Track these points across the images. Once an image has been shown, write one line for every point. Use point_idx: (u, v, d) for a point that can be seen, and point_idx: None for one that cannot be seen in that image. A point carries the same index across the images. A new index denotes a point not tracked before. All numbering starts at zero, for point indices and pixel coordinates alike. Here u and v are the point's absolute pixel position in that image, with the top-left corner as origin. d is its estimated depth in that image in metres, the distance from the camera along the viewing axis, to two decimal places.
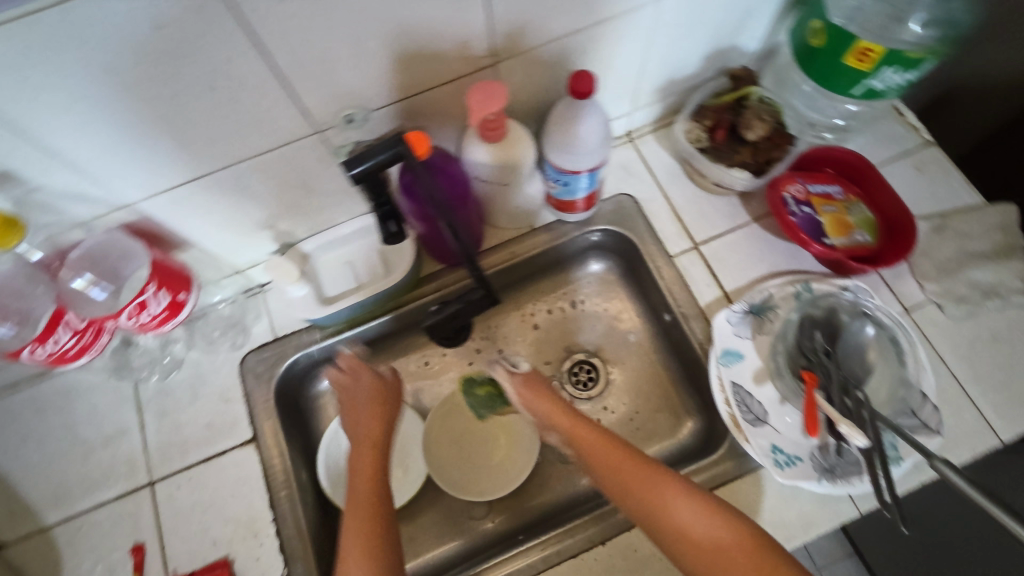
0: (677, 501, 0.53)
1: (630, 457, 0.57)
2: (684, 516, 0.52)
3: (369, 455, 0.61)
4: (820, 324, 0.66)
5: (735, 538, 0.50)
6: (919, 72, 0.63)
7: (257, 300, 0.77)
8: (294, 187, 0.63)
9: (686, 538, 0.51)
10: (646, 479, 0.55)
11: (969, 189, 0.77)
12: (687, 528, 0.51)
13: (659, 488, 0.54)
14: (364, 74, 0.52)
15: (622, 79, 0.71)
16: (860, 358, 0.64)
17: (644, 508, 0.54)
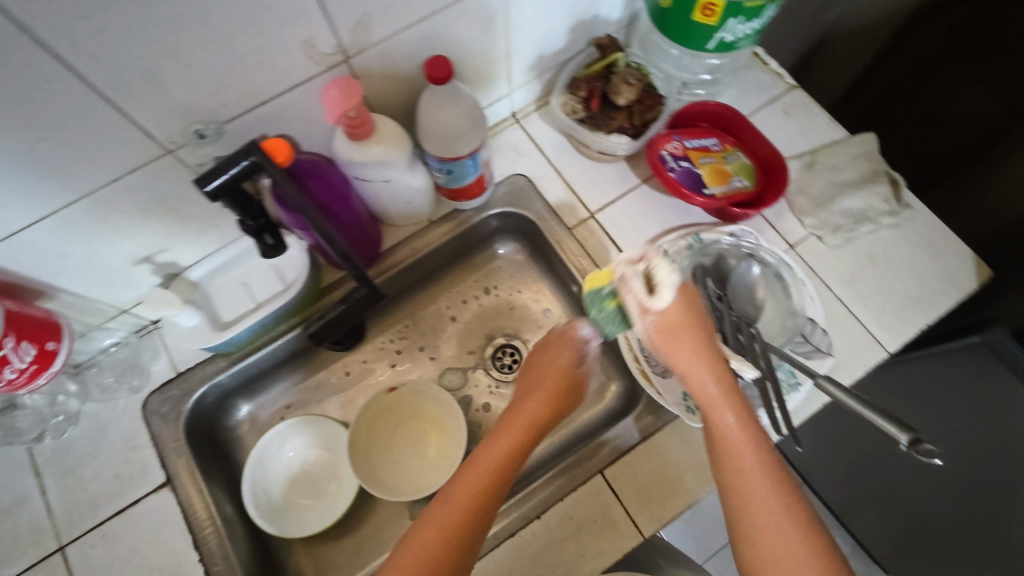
0: (779, 508, 0.46)
1: (736, 427, 0.50)
2: (790, 526, 0.45)
3: (495, 467, 0.57)
4: (712, 272, 0.70)
5: None
6: (761, 20, 0.67)
7: (152, 338, 0.74)
8: (161, 214, 0.60)
9: (762, 546, 0.45)
10: (741, 469, 0.48)
11: (833, 125, 0.82)
12: (781, 541, 0.45)
13: (744, 480, 0.48)
14: (204, 85, 0.50)
15: (491, 61, 0.71)
16: (749, 296, 0.70)
17: (742, 502, 0.48)
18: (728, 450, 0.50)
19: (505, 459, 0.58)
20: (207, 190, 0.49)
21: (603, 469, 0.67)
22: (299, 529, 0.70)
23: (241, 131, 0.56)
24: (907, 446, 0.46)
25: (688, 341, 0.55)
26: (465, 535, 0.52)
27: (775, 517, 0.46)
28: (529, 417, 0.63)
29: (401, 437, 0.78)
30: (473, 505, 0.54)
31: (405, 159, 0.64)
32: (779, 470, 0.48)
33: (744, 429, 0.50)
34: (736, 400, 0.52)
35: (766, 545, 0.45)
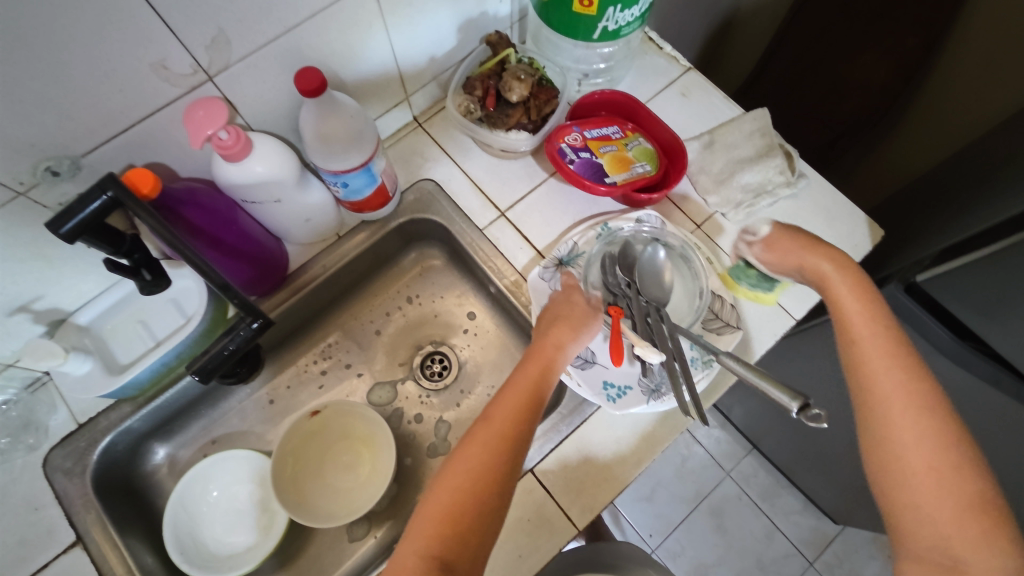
0: (919, 414, 0.49)
1: (854, 302, 0.57)
2: (927, 434, 0.48)
3: (505, 428, 0.52)
4: (620, 259, 0.71)
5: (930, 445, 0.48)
6: (639, 7, 0.68)
7: (47, 391, 0.69)
8: (28, 258, 0.56)
9: (900, 448, 0.49)
10: (868, 337, 0.54)
11: (728, 103, 0.84)
12: (916, 443, 0.48)
13: (859, 348, 0.54)
14: (46, 118, 0.46)
15: (378, 67, 0.69)
16: (658, 280, 0.69)
17: (879, 403, 0.51)
18: (843, 316, 0.57)
19: (516, 415, 0.53)
20: (61, 233, 0.45)
21: (533, 466, 0.66)
22: (230, 569, 0.67)
23: (101, 163, 0.53)
24: (796, 413, 0.48)
25: (803, 258, 0.62)
26: (485, 498, 0.48)
27: (918, 422, 0.49)
28: (539, 370, 0.58)
29: (332, 459, 0.76)
30: (489, 468, 0.49)
31: (293, 175, 0.62)
32: (924, 382, 0.51)
33: (883, 335, 0.54)
34: (877, 312, 0.56)
35: (901, 443, 0.49)
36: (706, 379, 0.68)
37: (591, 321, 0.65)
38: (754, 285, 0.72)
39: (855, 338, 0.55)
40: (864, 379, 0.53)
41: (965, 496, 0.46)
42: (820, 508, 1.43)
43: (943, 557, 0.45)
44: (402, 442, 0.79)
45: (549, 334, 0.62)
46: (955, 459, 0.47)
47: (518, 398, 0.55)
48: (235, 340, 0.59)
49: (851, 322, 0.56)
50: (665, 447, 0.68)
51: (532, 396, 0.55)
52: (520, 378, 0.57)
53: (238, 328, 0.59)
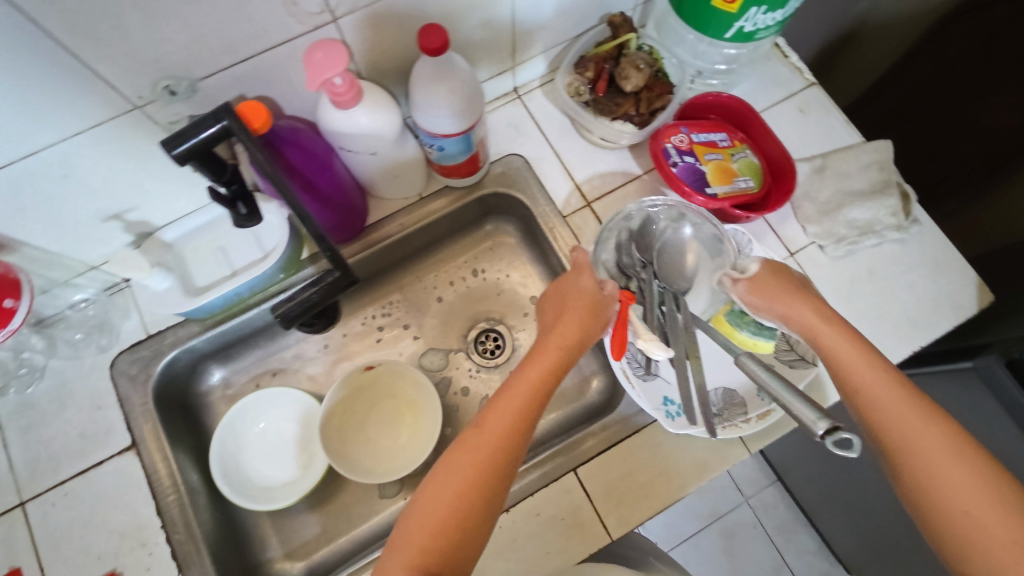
0: (947, 458, 0.42)
1: (849, 349, 0.50)
2: (964, 480, 0.41)
3: (499, 434, 0.48)
4: (637, 243, 0.69)
5: (982, 484, 0.40)
6: (785, 11, 0.62)
7: (123, 296, 0.71)
8: (131, 171, 0.57)
9: (943, 502, 0.41)
10: (872, 381, 0.47)
11: (848, 128, 0.79)
12: (957, 495, 0.40)
13: (865, 395, 0.47)
14: (173, 36, 0.46)
15: (494, 31, 0.67)
16: (677, 263, 0.68)
17: (899, 454, 0.44)
18: (838, 363, 0.50)
19: (514, 418, 0.49)
20: (174, 155, 0.45)
21: (577, 467, 0.66)
22: (265, 500, 0.69)
23: (216, 89, 0.53)
24: (823, 435, 0.41)
25: (794, 306, 0.56)
26: (477, 506, 0.45)
27: (950, 469, 0.41)
28: (541, 365, 0.54)
29: (376, 415, 0.77)
30: (482, 477, 0.46)
31: (394, 128, 0.60)
32: (945, 421, 0.44)
33: (878, 368, 0.48)
34: (862, 346, 0.50)
35: (938, 498, 0.41)
36: (773, 414, 0.63)
37: (602, 309, 0.59)
38: (754, 332, 0.66)
39: (856, 389, 0.48)
40: (880, 424, 0.45)
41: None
42: (834, 554, 1.39)
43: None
44: (445, 412, 0.79)
45: (558, 324, 0.58)
46: (1004, 508, 0.39)
47: (518, 399, 0.50)
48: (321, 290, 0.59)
49: (840, 356, 0.50)
50: (714, 475, 0.66)
51: (534, 396, 0.51)
52: (520, 375, 0.53)
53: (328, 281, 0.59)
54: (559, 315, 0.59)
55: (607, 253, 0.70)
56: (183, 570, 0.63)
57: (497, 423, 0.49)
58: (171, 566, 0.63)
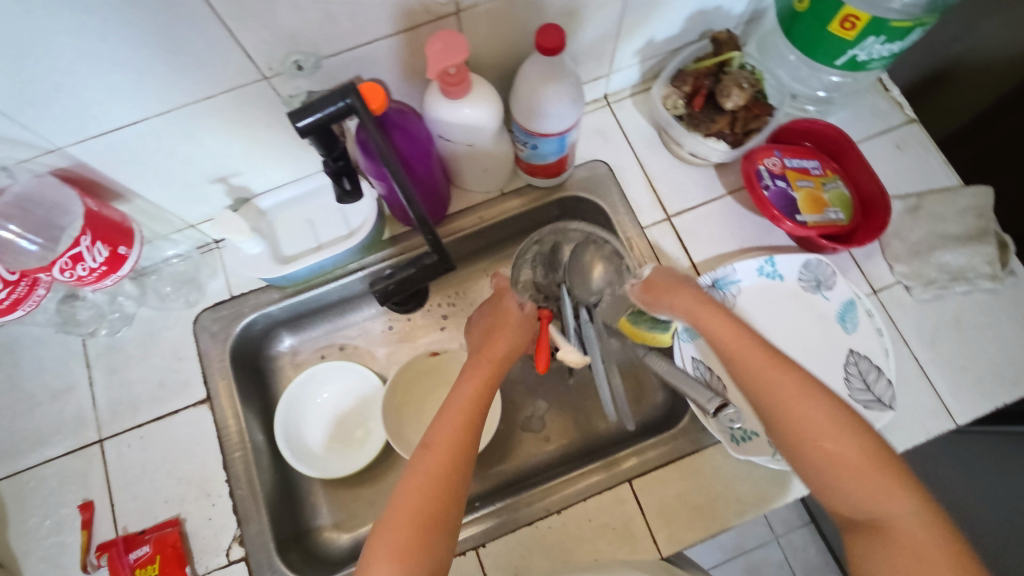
0: (807, 398, 0.49)
1: (723, 326, 0.56)
2: (821, 416, 0.48)
3: (448, 443, 0.50)
4: (554, 267, 0.70)
5: (838, 423, 0.48)
6: (904, 43, 0.61)
7: (212, 257, 0.74)
8: (245, 137, 0.59)
9: (807, 437, 0.48)
10: (747, 352, 0.53)
11: (947, 170, 0.76)
12: (817, 430, 0.48)
13: (742, 362, 0.53)
14: (311, 14, 0.48)
15: (598, 36, 0.67)
16: (586, 276, 0.68)
17: (772, 409, 0.50)
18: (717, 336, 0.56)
19: (461, 426, 0.51)
20: (299, 126, 0.48)
21: (632, 478, 0.66)
22: (321, 469, 0.71)
23: (338, 68, 0.55)
24: (716, 412, 0.52)
25: (676, 292, 0.61)
26: (441, 510, 0.47)
27: (809, 408, 0.49)
28: (479, 382, 0.56)
29: (433, 402, 0.78)
30: (442, 483, 0.48)
31: (493, 122, 0.61)
32: (799, 370, 0.51)
33: (741, 330, 0.55)
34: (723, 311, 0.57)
35: (808, 440, 0.48)
36: None
37: (523, 327, 0.63)
38: (652, 326, 0.70)
39: (731, 357, 0.54)
40: (751, 378, 0.52)
41: (873, 463, 0.46)
42: None
43: (895, 540, 0.43)
44: None
45: (488, 347, 0.60)
46: (852, 432, 0.47)
47: (464, 409, 0.53)
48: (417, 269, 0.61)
49: (712, 324, 0.57)
50: (773, 506, 0.64)
51: (473, 409, 0.53)
52: (458, 393, 0.55)
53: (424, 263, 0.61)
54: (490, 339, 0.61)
55: (524, 276, 0.71)
56: (242, 525, 0.65)
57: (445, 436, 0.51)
58: (231, 519, 0.65)
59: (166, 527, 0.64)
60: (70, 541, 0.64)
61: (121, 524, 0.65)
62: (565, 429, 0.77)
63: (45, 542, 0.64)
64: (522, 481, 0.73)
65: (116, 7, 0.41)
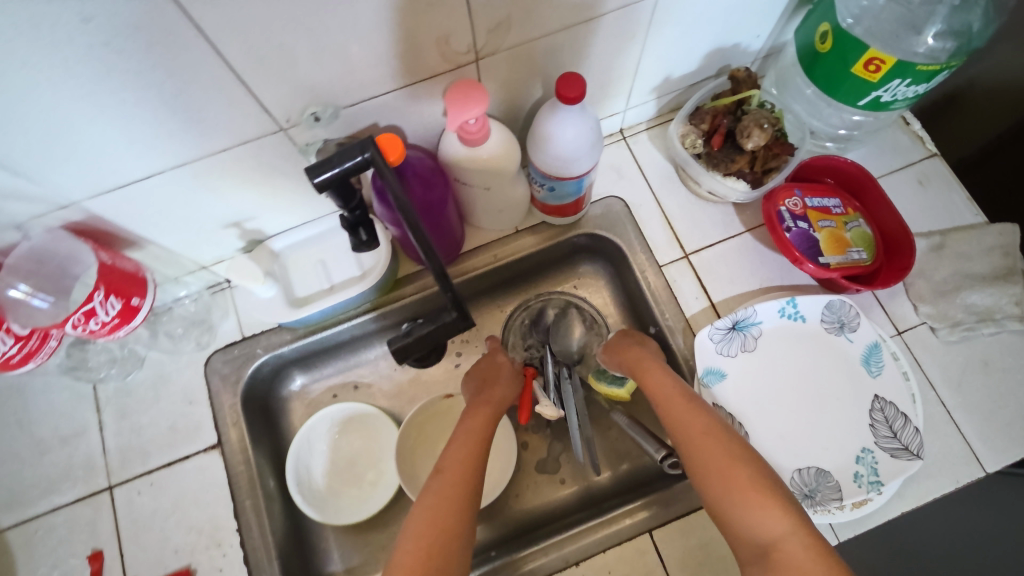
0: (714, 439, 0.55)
1: (657, 377, 0.63)
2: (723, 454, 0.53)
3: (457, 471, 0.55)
4: (536, 328, 0.80)
5: (733, 456, 0.53)
6: (929, 85, 0.59)
7: (224, 297, 0.73)
8: (260, 184, 0.58)
9: (706, 469, 0.53)
10: (673, 403, 0.60)
11: (971, 206, 0.75)
12: (713, 462, 0.53)
13: (666, 409, 0.60)
14: (332, 67, 0.47)
15: (616, 76, 0.66)
16: (569, 337, 0.79)
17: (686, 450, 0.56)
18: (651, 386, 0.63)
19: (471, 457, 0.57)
20: (318, 181, 0.46)
21: (652, 529, 0.64)
22: (333, 515, 0.70)
23: (355, 117, 0.54)
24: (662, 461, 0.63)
25: (625, 349, 0.68)
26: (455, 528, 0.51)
27: (714, 447, 0.54)
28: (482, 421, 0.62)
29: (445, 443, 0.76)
30: (453, 503, 0.53)
31: (510, 168, 0.60)
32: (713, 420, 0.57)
33: (668, 381, 0.62)
34: (660, 367, 0.64)
35: (706, 474, 0.53)
36: (871, 503, 0.61)
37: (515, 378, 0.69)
38: (612, 381, 0.75)
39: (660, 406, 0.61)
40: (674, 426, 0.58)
41: (762, 489, 0.50)
42: None
43: (786, 563, 0.46)
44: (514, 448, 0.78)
45: (487, 391, 0.66)
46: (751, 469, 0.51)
47: (470, 443, 0.59)
48: (433, 326, 0.54)
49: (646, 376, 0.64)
50: None
51: (481, 444, 0.59)
52: (465, 429, 0.61)
53: (442, 320, 0.54)
54: (487, 384, 0.68)
55: (513, 335, 0.80)
56: None
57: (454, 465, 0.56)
58: (242, 570, 0.64)
59: None
60: None
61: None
62: (578, 474, 0.74)
63: None
64: (537, 527, 0.71)
65: (134, 70, 0.41)
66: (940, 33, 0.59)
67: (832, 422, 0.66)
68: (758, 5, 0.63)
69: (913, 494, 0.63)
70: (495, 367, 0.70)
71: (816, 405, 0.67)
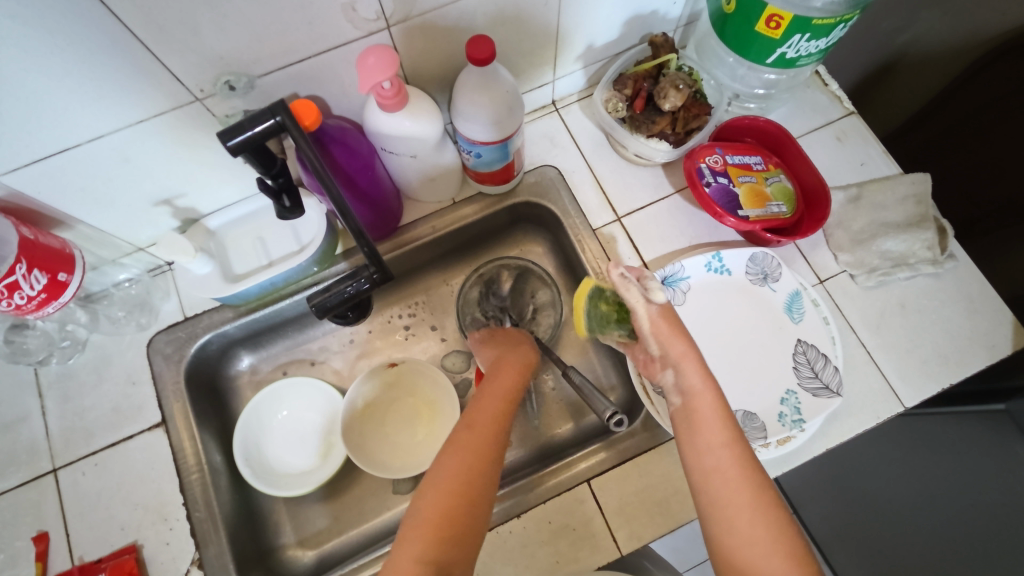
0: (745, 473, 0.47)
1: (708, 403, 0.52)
2: (748, 500, 0.46)
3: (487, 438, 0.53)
4: (491, 297, 0.80)
5: (769, 521, 0.45)
6: (829, 39, 0.62)
7: (165, 279, 0.74)
8: (185, 159, 0.59)
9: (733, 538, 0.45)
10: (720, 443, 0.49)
11: (887, 159, 0.78)
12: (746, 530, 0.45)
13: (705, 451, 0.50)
14: (239, 35, 0.48)
15: (538, 44, 0.69)
16: (521, 303, 0.80)
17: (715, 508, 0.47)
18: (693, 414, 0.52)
19: (496, 418, 0.56)
20: (229, 145, 0.47)
21: (590, 478, 0.67)
22: (282, 487, 0.71)
23: (272, 86, 0.55)
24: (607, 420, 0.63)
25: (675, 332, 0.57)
26: (473, 503, 0.49)
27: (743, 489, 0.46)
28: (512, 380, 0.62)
29: (394, 413, 0.77)
30: (473, 468, 0.50)
31: (434, 134, 0.62)
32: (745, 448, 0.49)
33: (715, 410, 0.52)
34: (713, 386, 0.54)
35: (735, 538, 0.45)
36: (794, 440, 0.64)
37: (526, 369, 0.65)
38: (592, 317, 0.67)
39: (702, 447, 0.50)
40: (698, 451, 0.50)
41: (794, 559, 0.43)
42: None
43: None
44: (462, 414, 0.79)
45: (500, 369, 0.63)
46: (778, 525, 0.44)
47: (497, 405, 0.57)
48: (356, 285, 0.59)
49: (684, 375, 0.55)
50: None
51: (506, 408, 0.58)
52: (497, 388, 0.59)
53: (363, 275, 0.60)
54: (504, 349, 0.68)
55: (470, 303, 0.80)
56: (200, 548, 0.64)
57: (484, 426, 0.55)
58: (189, 543, 0.65)
59: (123, 554, 0.64)
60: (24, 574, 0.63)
61: (76, 554, 0.64)
62: (526, 435, 0.76)
63: None
64: None
65: (31, 38, 0.41)
66: None
67: (758, 367, 0.69)
68: None
69: (836, 432, 0.67)
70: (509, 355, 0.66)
71: (744, 352, 0.70)
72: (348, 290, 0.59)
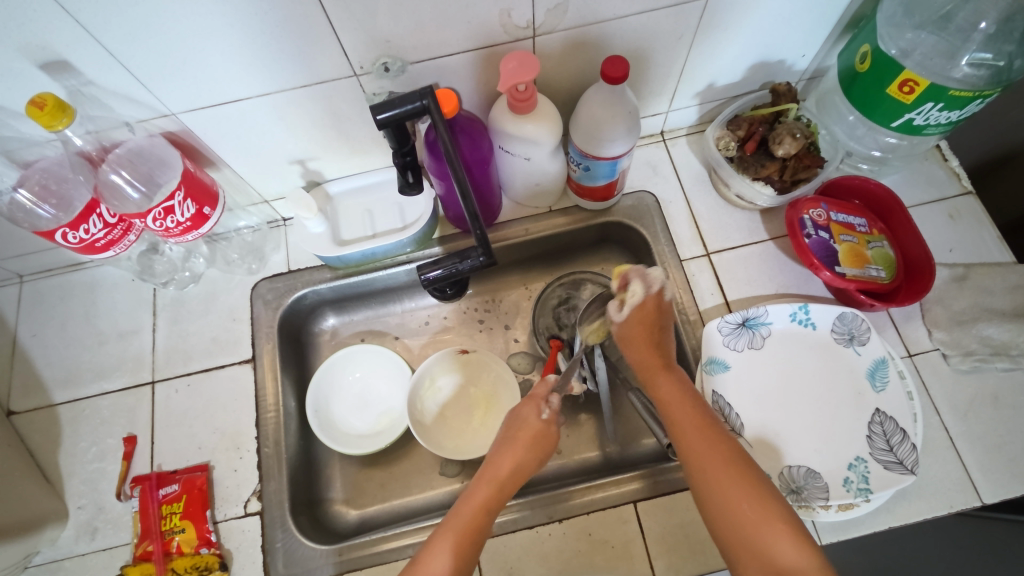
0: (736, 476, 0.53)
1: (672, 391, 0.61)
2: (731, 476, 0.53)
3: (488, 492, 0.58)
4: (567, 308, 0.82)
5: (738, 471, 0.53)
6: (962, 112, 0.62)
7: (278, 233, 0.81)
8: (327, 127, 0.66)
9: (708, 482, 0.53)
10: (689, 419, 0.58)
11: (1001, 245, 0.75)
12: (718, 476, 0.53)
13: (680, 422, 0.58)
14: (405, 22, 0.54)
15: (662, 76, 0.72)
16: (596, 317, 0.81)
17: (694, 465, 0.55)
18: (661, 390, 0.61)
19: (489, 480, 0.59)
20: (378, 118, 0.52)
21: (637, 500, 0.67)
22: (342, 444, 0.75)
23: (419, 74, 0.61)
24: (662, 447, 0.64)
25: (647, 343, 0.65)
26: (477, 530, 0.56)
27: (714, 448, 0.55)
28: (521, 453, 0.60)
29: (455, 400, 0.80)
30: (476, 504, 0.57)
31: (552, 142, 0.65)
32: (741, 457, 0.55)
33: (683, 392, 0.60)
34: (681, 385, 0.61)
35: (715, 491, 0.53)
36: (856, 509, 0.62)
37: (539, 442, 0.62)
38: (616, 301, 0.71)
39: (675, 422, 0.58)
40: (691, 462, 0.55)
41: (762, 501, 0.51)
42: None
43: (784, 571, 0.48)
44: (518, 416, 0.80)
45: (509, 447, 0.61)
46: (744, 478, 0.53)
47: (492, 468, 0.60)
48: (463, 263, 0.64)
49: (682, 422, 0.58)
50: None
51: (508, 477, 0.59)
52: (494, 465, 0.60)
53: (468, 256, 0.64)
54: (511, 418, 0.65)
55: (545, 309, 0.82)
56: (262, 481, 0.69)
57: (475, 495, 0.58)
58: (255, 474, 0.70)
59: (196, 470, 0.70)
60: (110, 469, 0.71)
61: (156, 462, 0.71)
62: (578, 447, 0.77)
63: (89, 467, 0.71)
64: (529, 486, 0.74)
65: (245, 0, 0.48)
66: (976, 64, 0.62)
67: (828, 427, 0.67)
68: (804, 24, 0.67)
69: (902, 511, 0.64)
70: (517, 422, 0.64)
71: (816, 410, 0.68)
72: (451, 265, 0.64)
